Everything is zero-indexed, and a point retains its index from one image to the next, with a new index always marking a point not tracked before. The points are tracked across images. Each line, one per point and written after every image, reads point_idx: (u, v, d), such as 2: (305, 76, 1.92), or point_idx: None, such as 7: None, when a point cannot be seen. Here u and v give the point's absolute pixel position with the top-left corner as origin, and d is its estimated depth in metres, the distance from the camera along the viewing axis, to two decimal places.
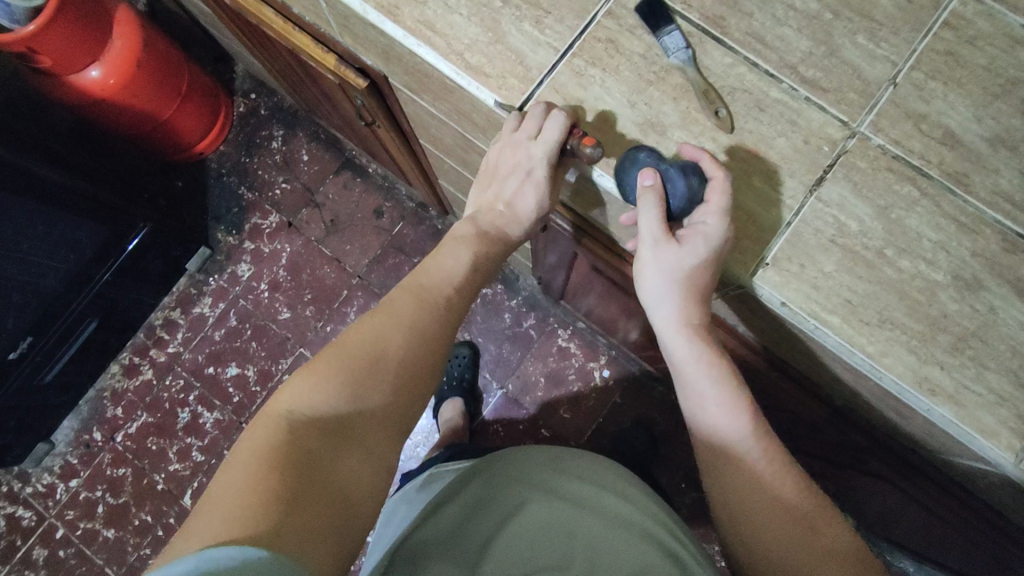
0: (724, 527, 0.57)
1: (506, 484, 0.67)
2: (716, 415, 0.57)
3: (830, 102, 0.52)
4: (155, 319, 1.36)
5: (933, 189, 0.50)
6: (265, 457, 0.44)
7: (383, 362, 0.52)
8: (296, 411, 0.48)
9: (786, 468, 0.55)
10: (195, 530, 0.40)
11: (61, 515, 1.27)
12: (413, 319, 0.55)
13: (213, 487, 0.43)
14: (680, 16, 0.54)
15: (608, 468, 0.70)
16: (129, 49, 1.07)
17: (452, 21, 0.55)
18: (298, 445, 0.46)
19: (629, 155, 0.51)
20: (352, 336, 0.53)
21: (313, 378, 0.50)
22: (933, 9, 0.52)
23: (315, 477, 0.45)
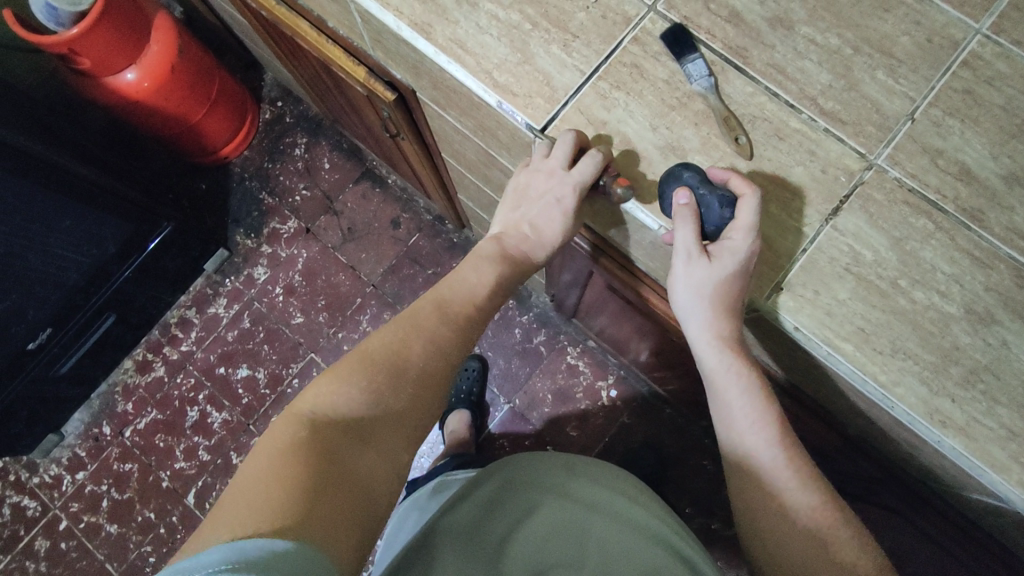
0: (748, 529, 0.59)
1: (518, 485, 0.66)
2: (744, 422, 0.58)
3: (848, 134, 0.53)
4: (170, 317, 1.38)
5: (948, 223, 0.51)
6: (289, 451, 0.45)
7: (404, 368, 0.54)
8: (316, 412, 0.49)
9: (809, 479, 0.56)
10: (221, 519, 0.41)
11: (66, 507, 1.28)
12: (434, 327, 0.57)
13: (239, 479, 0.44)
14: (704, 45, 0.55)
15: (620, 474, 0.70)
16: (164, 54, 1.10)
17: (483, 41, 0.57)
18: (320, 443, 0.47)
19: (669, 176, 0.52)
20: (374, 343, 0.55)
21: (336, 380, 0.51)
22: (952, 49, 0.53)
23: (337, 474, 0.46)
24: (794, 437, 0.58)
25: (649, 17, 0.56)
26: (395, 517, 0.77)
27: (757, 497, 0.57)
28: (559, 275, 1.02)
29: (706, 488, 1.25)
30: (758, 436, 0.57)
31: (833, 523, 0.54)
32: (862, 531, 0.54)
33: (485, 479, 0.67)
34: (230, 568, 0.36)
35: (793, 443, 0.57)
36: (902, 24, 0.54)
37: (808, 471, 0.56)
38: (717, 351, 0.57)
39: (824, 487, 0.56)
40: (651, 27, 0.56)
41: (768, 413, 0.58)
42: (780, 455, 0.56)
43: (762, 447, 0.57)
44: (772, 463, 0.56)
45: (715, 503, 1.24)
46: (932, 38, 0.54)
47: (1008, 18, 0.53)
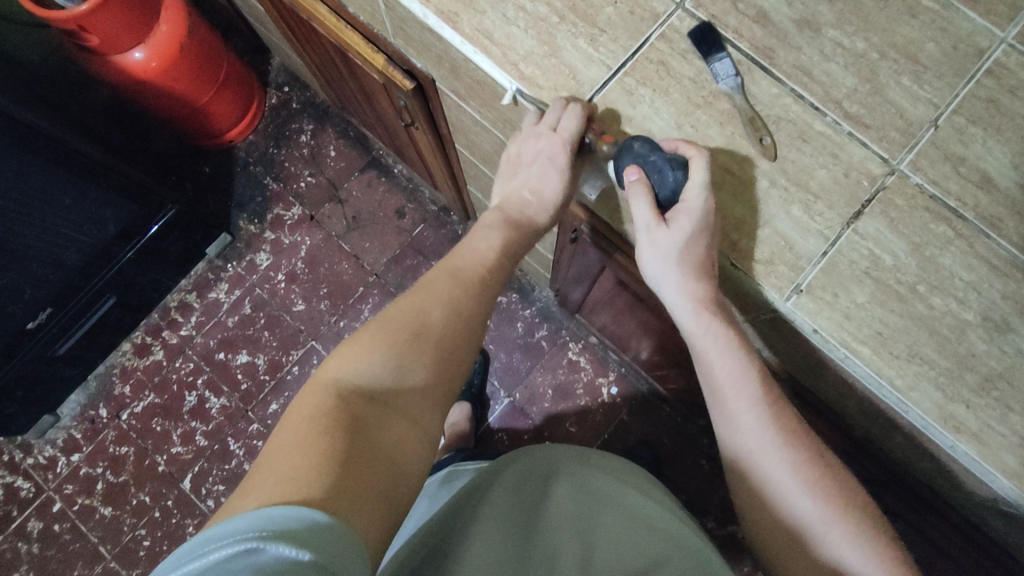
0: (739, 491, 0.59)
1: (539, 477, 0.67)
2: (722, 380, 0.58)
3: (872, 138, 0.53)
4: (170, 301, 1.37)
5: (968, 231, 0.51)
6: (315, 420, 0.43)
7: (428, 333, 0.53)
8: (341, 378, 0.48)
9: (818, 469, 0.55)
10: (248, 493, 0.38)
11: (60, 489, 1.27)
12: (453, 297, 0.56)
13: (271, 448, 0.42)
14: (731, 45, 0.55)
15: (634, 473, 0.71)
16: (173, 34, 1.08)
17: (509, 33, 0.56)
18: (346, 410, 0.45)
19: (623, 149, 0.52)
20: (392, 311, 0.54)
21: (359, 349, 0.50)
22: (977, 57, 0.54)
23: (366, 436, 0.44)
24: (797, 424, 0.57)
25: (678, 15, 0.56)
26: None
27: (748, 466, 0.57)
28: (566, 271, 1.02)
29: (703, 487, 1.26)
30: (758, 428, 0.56)
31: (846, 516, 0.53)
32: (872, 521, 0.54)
33: (504, 469, 0.67)
34: (261, 536, 0.33)
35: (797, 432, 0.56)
36: (929, 31, 0.54)
37: (816, 459, 0.55)
38: (694, 314, 0.56)
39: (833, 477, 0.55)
40: (679, 24, 0.56)
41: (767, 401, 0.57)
42: (784, 440, 0.56)
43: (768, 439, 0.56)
44: (755, 425, 0.56)
45: (712, 503, 1.25)
46: (957, 46, 0.54)
47: None
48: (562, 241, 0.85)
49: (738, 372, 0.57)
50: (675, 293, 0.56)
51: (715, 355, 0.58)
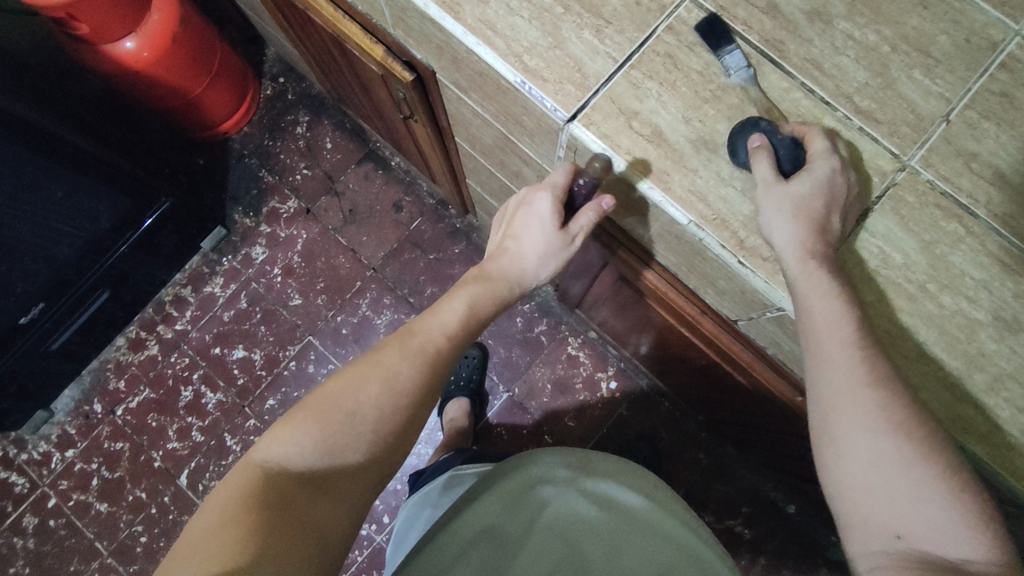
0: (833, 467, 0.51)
1: (536, 485, 0.68)
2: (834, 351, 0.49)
3: (883, 133, 0.52)
4: (165, 295, 1.35)
5: (980, 229, 0.50)
6: (240, 506, 0.48)
7: (359, 417, 0.53)
8: (271, 461, 0.51)
9: (940, 485, 0.47)
10: (176, 570, 0.45)
11: (55, 485, 1.26)
12: (393, 371, 0.56)
13: (199, 526, 0.47)
14: (740, 37, 0.54)
15: (636, 471, 0.69)
16: (166, 23, 1.06)
17: (513, 24, 0.55)
18: (270, 494, 0.49)
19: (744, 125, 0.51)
20: (330, 388, 0.54)
21: (289, 429, 0.52)
22: (990, 51, 0.53)
23: (290, 516, 0.48)
24: (928, 430, 0.48)
25: (685, 6, 0.54)
26: (405, 509, 0.81)
27: (847, 439, 0.50)
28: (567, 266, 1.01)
29: (702, 482, 1.26)
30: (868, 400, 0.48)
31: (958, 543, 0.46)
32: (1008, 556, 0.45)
33: (502, 477, 0.68)
34: None
35: (924, 443, 0.47)
36: (941, 23, 0.53)
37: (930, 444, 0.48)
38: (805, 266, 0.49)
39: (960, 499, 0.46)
40: (687, 15, 0.54)
41: (884, 402, 0.48)
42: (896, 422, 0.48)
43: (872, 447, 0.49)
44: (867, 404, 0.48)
45: (710, 497, 1.25)
46: (971, 38, 0.53)
47: None
48: None
49: (860, 381, 0.49)
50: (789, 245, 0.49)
51: (828, 342, 0.49)
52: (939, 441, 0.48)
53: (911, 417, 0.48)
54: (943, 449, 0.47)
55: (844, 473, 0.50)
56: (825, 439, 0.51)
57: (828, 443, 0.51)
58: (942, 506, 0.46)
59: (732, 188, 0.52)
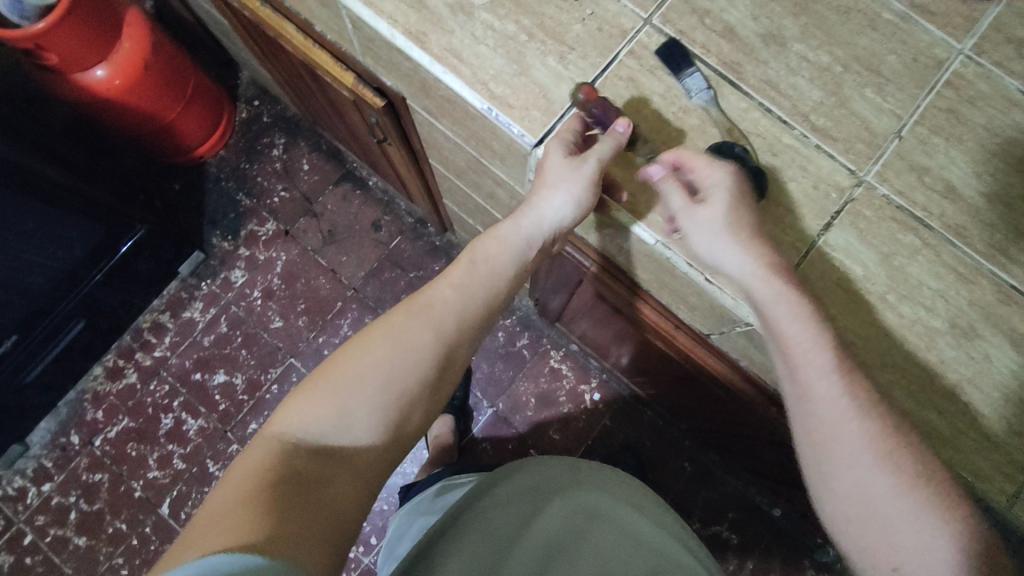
0: (821, 477, 0.52)
1: (534, 490, 0.69)
2: (807, 361, 0.50)
3: (838, 150, 0.54)
4: (142, 322, 1.34)
5: (934, 240, 0.52)
6: (255, 476, 0.44)
7: (370, 385, 0.51)
8: (288, 431, 0.48)
9: (921, 498, 0.48)
10: (186, 551, 0.40)
11: (31, 521, 1.23)
12: (407, 335, 0.53)
13: (212, 503, 0.43)
14: (699, 60, 0.56)
15: (627, 480, 0.73)
16: (137, 50, 1.06)
17: (479, 52, 0.56)
18: (289, 467, 0.46)
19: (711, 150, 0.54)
20: (343, 359, 0.52)
21: (304, 401, 0.49)
22: (936, 69, 0.55)
23: (310, 485, 0.45)
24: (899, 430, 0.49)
25: (645, 31, 0.56)
26: (397, 518, 0.84)
27: (826, 449, 0.51)
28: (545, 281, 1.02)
29: (688, 490, 1.27)
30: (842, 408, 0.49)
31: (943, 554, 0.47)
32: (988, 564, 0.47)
33: (503, 481, 0.69)
34: None
35: (904, 462, 0.48)
36: (890, 43, 0.55)
37: (904, 439, 0.49)
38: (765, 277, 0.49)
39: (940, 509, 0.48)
40: (647, 40, 0.56)
41: (861, 424, 0.49)
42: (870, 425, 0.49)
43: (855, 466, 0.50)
44: (840, 411, 0.49)
45: (696, 504, 1.26)
46: (918, 57, 0.55)
47: (989, 40, 0.55)
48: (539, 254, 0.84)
49: (841, 400, 0.49)
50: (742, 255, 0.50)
51: (803, 355, 0.50)
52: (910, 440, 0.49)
53: (884, 417, 0.49)
54: (915, 447, 0.49)
55: (829, 487, 0.52)
56: (808, 455, 0.53)
57: (811, 453, 0.52)
58: (916, 500, 0.48)
59: None
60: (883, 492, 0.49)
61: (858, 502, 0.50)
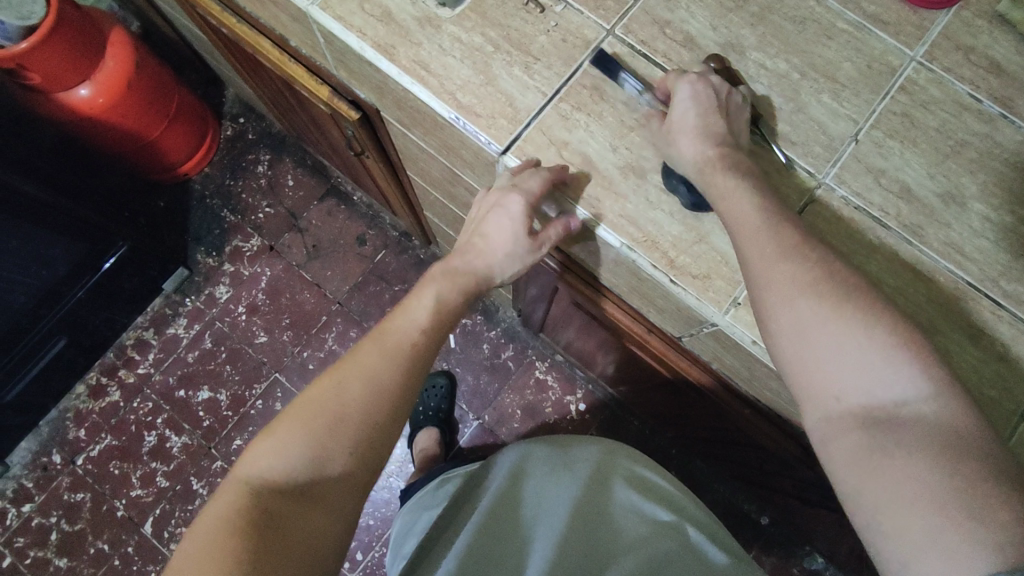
0: (789, 363, 0.45)
1: (522, 476, 0.74)
2: (749, 232, 0.47)
3: (798, 154, 0.55)
4: (126, 339, 1.33)
5: (892, 239, 0.54)
6: (228, 526, 0.46)
7: (340, 421, 0.51)
8: (257, 474, 0.49)
9: (888, 349, 0.43)
10: None
11: (11, 542, 1.21)
12: (373, 369, 0.53)
13: (187, 549, 0.45)
14: (660, 69, 0.57)
15: (619, 453, 0.78)
16: (120, 69, 1.07)
17: (447, 63, 0.58)
18: (260, 511, 0.47)
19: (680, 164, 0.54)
20: (312, 395, 0.52)
21: (275, 442, 0.50)
22: (889, 75, 0.57)
23: (282, 532, 0.47)
24: (851, 285, 0.44)
25: (608, 42, 0.58)
26: (399, 517, 0.85)
27: (786, 324, 0.45)
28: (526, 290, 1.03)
29: None
30: (788, 272, 0.45)
31: (919, 408, 0.41)
32: (971, 417, 0.41)
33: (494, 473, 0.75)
34: None
35: (862, 309, 0.43)
36: (844, 51, 0.57)
37: (857, 296, 0.44)
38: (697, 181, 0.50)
39: (915, 361, 0.42)
40: (610, 50, 0.58)
41: (807, 272, 0.45)
42: (817, 284, 0.44)
43: (808, 321, 0.44)
44: (786, 273, 0.45)
45: None
46: (871, 64, 0.57)
47: (939, 47, 0.57)
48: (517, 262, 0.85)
49: (781, 261, 0.45)
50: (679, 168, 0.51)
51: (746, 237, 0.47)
52: (865, 296, 0.44)
53: (830, 277, 0.45)
54: (870, 301, 0.44)
55: (793, 364, 0.45)
56: (760, 320, 0.47)
57: (773, 339, 0.46)
58: (891, 363, 0.42)
59: (661, 210, 0.55)
60: (842, 343, 0.43)
61: (817, 362, 0.44)
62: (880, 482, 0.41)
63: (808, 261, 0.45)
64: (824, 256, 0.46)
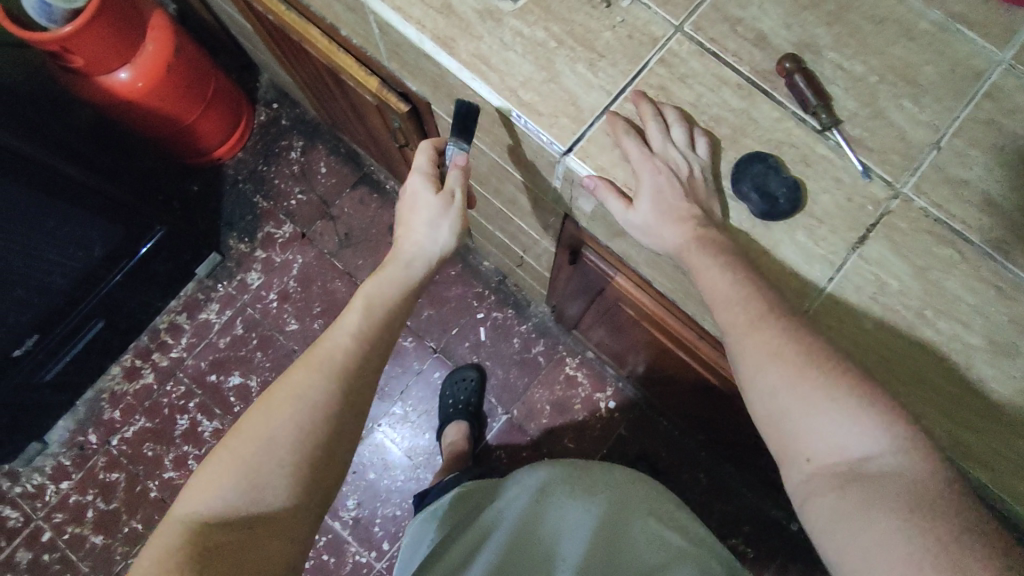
0: (763, 425, 0.49)
1: (545, 495, 0.72)
2: (711, 283, 0.49)
3: (874, 161, 0.53)
4: (160, 322, 1.34)
5: (972, 254, 0.51)
6: (169, 562, 0.45)
7: (273, 444, 0.50)
8: (195, 511, 0.48)
9: (854, 408, 0.45)
10: None
11: (49, 518, 1.24)
12: (306, 391, 0.52)
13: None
14: (731, 68, 0.55)
15: (644, 482, 0.74)
16: (160, 53, 1.06)
17: (508, 58, 0.56)
18: (203, 544, 0.47)
19: (741, 177, 0.52)
20: (242, 426, 0.51)
21: (207, 476, 0.50)
22: (975, 79, 0.54)
23: (224, 566, 0.46)
24: (808, 341, 0.47)
25: (676, 39, 0.55)
26: (413, 525, 0.81)
27: (754, 388, 0.49)
28: (563, 287, 1.01)
29: (704, 501, 1.25)
30: (758, 338, 0.48)
31: (883, 464, 0.44)
32: (935, 470, 0.43)
33: (515, 491, 0.73)
34: None
35: (822, 369, 0.46)
36: (927, 53, 0.54)
37: (809, 353, 0.47)
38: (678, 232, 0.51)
39: (879, 419, 0.45)
40: (678, 48, 0.55)
41: (774, 338, 0.47)
42: (776, 346, 0.47)
43: (781, 385, 0.47)
44: (745, 332, 0.48)
45: (712, 516, 1.25)
46: (956, 67, 0.54)
47: None
48: (561, 261, 0.84)
49: (739, 312, 0.49)
50: (655, 228, 0.52)
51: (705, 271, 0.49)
52: (826, 355, 0.47)
53: (789, 335, 0.47)
54: (825, 356, 0.47)
55: (770, 427, 0.48)
56: (738, 381, 0.50)
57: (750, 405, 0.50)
58: (853, 418, 0.45)
59: (728, 217, 0.53)
60: (811, 406, 0.46)
61: (786, 431, 0.47)
62: (857, 545, 0.42)
63: (773, 327, 0.48)
64: (784, 315, 0.48)
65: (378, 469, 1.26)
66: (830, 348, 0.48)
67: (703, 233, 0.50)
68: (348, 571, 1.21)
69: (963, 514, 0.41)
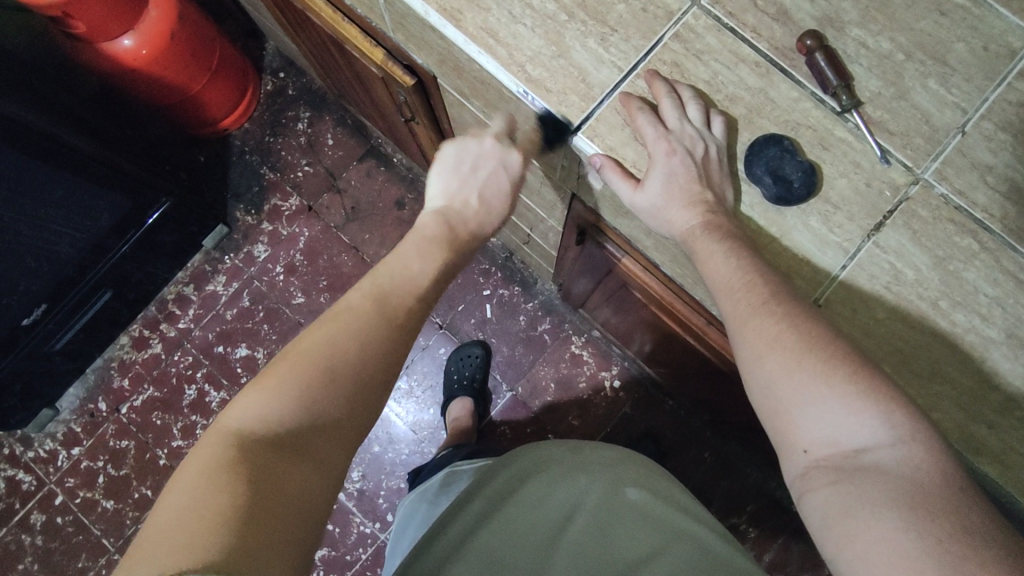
0: (762, 411, 0.47)
1: (533, 478, 0.70)
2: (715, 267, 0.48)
3: (896, 145, 0.51)
4: (167, 293, 1.35)
5: (993, 243, 0.49)
6: (213, 474, 0.41)
7: (336, 370, 0.47)
8: (243, 427, 0.44)
9: (853, 397, 0.43)
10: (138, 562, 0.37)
11: (62, 482, 1.27)
12: (368, 328, 0.50)
13: (165, 506, 0.40)
14: (749, 44, 0.52)
15: (630, 459, 0.74)
16: (163, 20, 1.04)
17: (516, 32, 0.54)
18: (252, 461, 0.42)
19: (755, 159, 0.50)
20: (304, 346, 0.48)
21: (264, 392, 0.46)
22: (1009, 59, 0.51)
23: (279, 489, 0.42)
24: (811, 326, 0.45)
25: (693, 12, 0.53)
26: (404, 505, 0.83)
27: (755, 372, 0.47)
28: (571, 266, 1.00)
29: (707, 480, 1.26)
30: (760, 320, 0.46)
31: (883, 454, 0.42)
32: (937, 463, 0.41)
33: (499, 473, 0.71)
34: None
35: (822, 355, 0.44)
36: (958, 29, 0.52)
37: (810, 339, 0.45)
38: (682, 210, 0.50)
39: (879, 409, 0.43)
40: (694, 22, 0.53)
41: (773, 326, 0.46)
42: (776, 330, 0.46)
43: (777, 373, 0.45)
44: (746, 316, 0.47)
45: (714, 495, 1.25)
46: (989, 46, 0.51)
47: None
48: (569, 240, 0.83)
49: (739, 297, 0.48)
50: (663, 206, 0.50)
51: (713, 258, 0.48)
52: (827, 342, 0.45)
53: (789, 322, 0.46)
54: (827, 343, 0.45)
55: (771, 412, 0.47)
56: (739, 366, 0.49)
57: (751, 389, 0.48)
58: (853, 408, 0.43)
59: (739, 202, 0.52)
60: (810, 394, 0.44)
61: (783, 418, 0.46)
62: (857, 540, 0.40)
63: (774, 316, 0.46)
64: (789, 301, 0.47)
65: (383, 443, 1.27)
66: (831, 335, 0.45)
67: (712, 215, 0.49)
68: (353, 541, 1.23)
69: (963, 513, 0.39)
